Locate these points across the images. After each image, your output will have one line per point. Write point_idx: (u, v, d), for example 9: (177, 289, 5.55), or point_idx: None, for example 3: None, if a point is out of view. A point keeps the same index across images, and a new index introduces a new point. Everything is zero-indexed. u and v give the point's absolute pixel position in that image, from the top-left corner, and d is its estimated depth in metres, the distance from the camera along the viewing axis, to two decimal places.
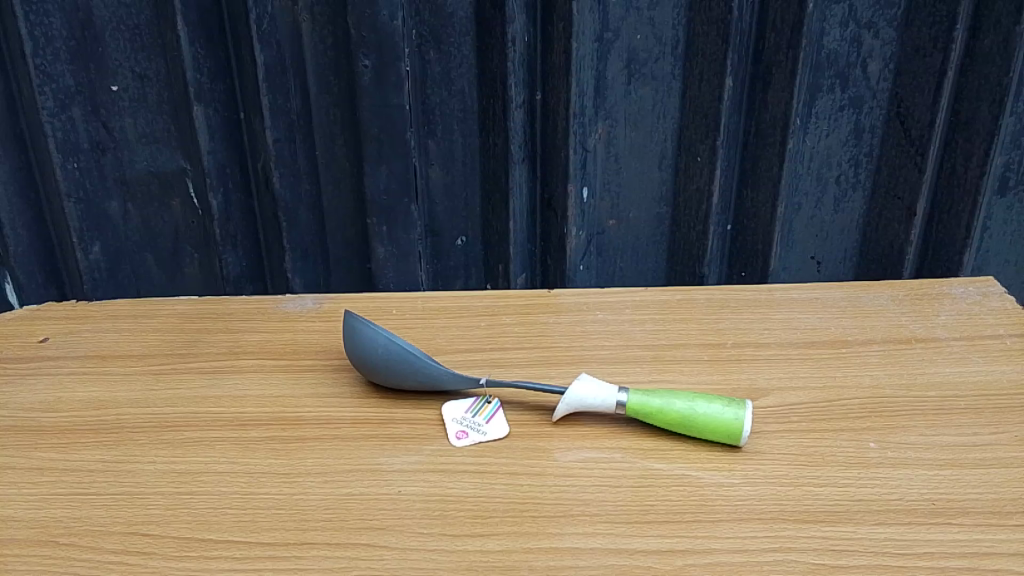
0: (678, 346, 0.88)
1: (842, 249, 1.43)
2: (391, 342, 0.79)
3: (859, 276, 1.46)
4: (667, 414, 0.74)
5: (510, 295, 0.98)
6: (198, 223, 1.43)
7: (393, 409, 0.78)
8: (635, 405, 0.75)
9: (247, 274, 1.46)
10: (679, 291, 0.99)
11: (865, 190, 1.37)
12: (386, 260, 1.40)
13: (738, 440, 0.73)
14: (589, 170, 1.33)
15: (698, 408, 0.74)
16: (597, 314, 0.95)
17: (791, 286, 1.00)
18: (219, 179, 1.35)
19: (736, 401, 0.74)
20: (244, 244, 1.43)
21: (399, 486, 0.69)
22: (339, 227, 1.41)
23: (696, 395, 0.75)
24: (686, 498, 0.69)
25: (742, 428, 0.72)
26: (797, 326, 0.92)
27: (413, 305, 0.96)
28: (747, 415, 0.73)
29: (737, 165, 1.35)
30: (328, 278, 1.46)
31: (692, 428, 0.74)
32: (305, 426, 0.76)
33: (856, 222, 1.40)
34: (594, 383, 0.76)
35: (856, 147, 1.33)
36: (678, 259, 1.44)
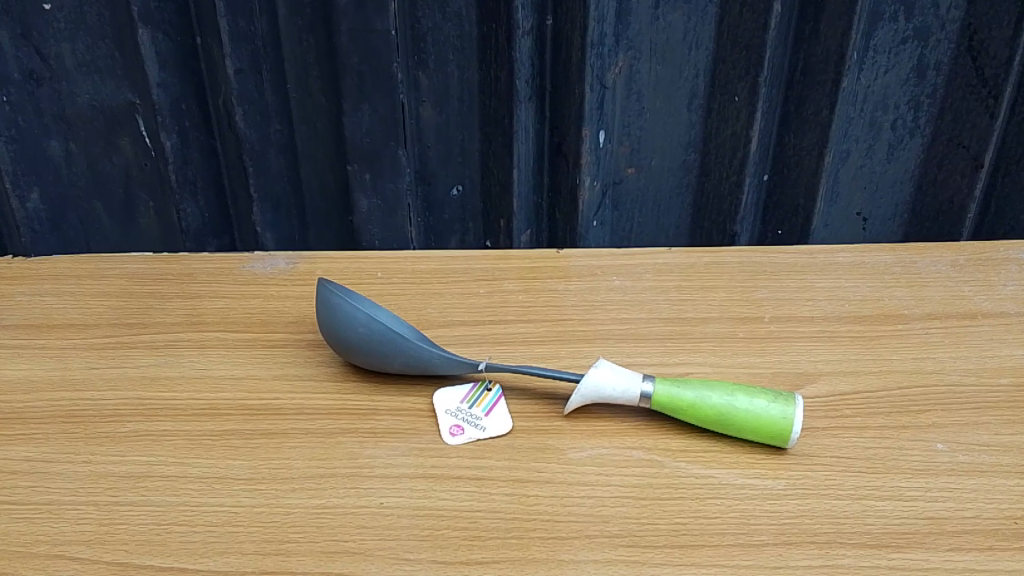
0: (709, 321, 0.76)
1: (892, 205, 1.31)
2: (371, 320, 0.66)
3: (909, 236, 1.34)
4: (702, 409, 0.62)
5: (512, 256, 0.85)
6: (151, 167, 1.29)
7: (375, 397, 0.66)
8: (663, 399, 0.63)
9: (210, 226, 1.34)
10: (707, 252, 0.86)
11: (922, 138, 1.23)
12: (372, 212, 1.27)
13: (786, 442, 0.61)
14: (606, 111, 1.18)
15: (738, 403, 0.62)
16: (613, 278, 0.82)
17: (834, 248, 0.88)
18: (173, 116, 1.21)
19: (783, 394, 0.63)
20: (205, 192, 1.30)
21: (379, 497, 0.58)
22: (319, 177, 1.27)
23: (735, 387, 0.63)
24: (722, 515, 0.57)
25: (793, 426, 0.61)
26: (845, 296, 0.80)
27: (400, 266, 0.83)
28: (798, 412, 0.61)
29: (778, 107, 1.21)
30: (302, 233, 1.34)
31: (731, 427, 0.62)
32: (270, 418, 0.64)
33: (908, 174, 1.27)
34: (613, 371, 0.64)
35: (917, 87, 1.18)
36: (707, 213, 1.31)
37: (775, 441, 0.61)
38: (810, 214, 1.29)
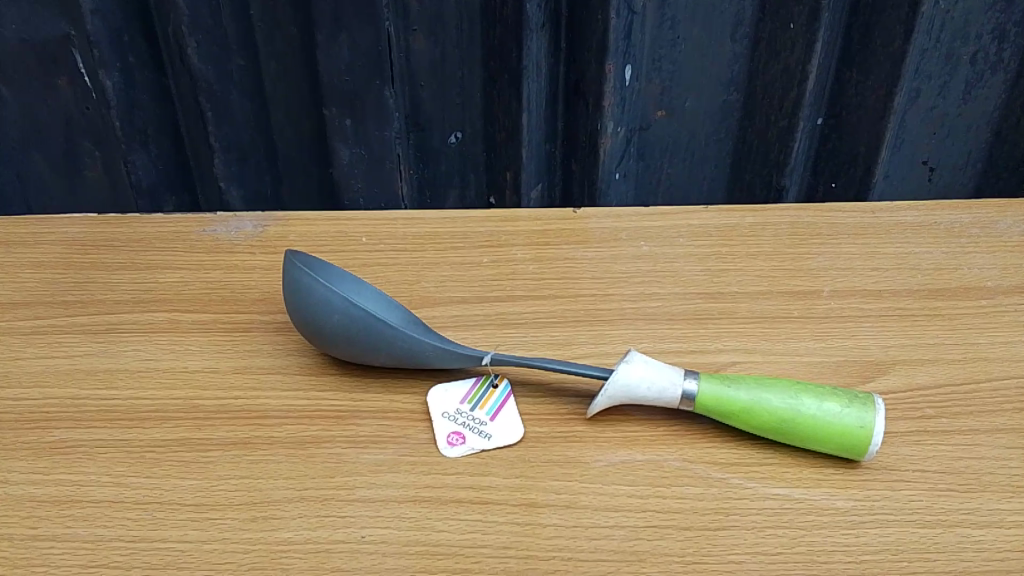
0: (756, 296, 0.64)
1: (966, 152, 1.00)
2: (348, 304, 0.53)
3: (982, 188, 1.03)
4: (757, 415, 0.50)
5: (520, 218, 0.72)
6: (92, 111, 1.02)
7: (356, 395, 0.55)
8: (711, 401, 0.51)
9: (165, 181, 1.06)
10: (750, 210, 0.73)
11: (1007, 73, 0.93)
12: (354, 171, 1.02)
13: (864, 455, 0.49)
14: (634, 40, 0.91)
15: (804, 408, 0.50)
16: (640, 243, 0.69)
17: (899, 206, 0.74)
18: (113, 50, 0.92)
19: (859, 394, 0.51)
20: (158, 144, 1.02)
21: (360, 528, 0.47)
22: (291, 119, 1.01)
23: (800, 387, 0.51)
24: (784, 550, 0.47)
25: (872, 436, 0.49)
26: (916, 265, 0.67)
27: (388, 228, 0.70)
28: (878, 417, 0.49)
29: (841, 31, 0.91)
30: (274, 190, 1.08)
31: (794, 437, 0.50)
32: (229, 422, 0.53)
33: (983, 118, 0.97)
34: (649, 366, 0.52)
35: (1004, 13, 0.88)
36: (749, 162, 1.02)
37: (849, 454, 0.50)
38: (872, 163, 0.97)
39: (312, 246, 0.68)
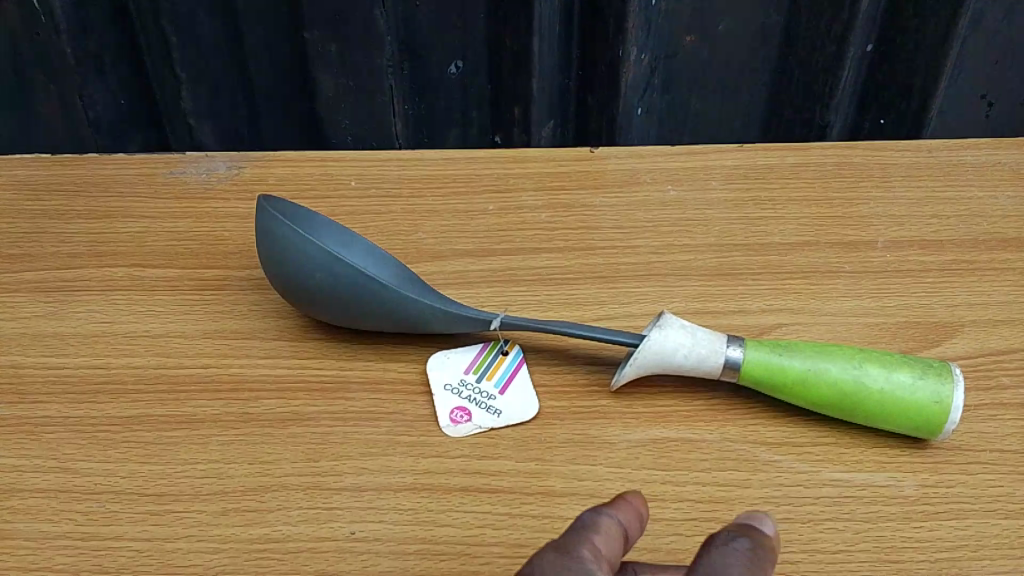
0: (801, 247, 0.56)
1: None
2: (332, 260, 0.46)
3: None
4: (813, 387, 0.43)
5: (530, 157, 0.64)
6: (40, 36, 0.80)
7: (344, 363, 0.47)
8: (759, 371, 0.44)
9: (128, 114, 0.87)
10: (791, 148, 0.64)
11: None
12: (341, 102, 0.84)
13: (938, 434, 0.42)
14: None
15: (868, 381, 0.43)
16: (667, 187, 0.61)
17: (957, 142, 0.65)
18: None
19: (933, 363, 0.43)
20: (117, 71, 0.83)
21: (349, 523, 0.40)
22: (270, 43, 0.81)
23: (863, 355, 0.44)
24: (847, 547, 0.40)
25: (949, 412, 0.42)
26: (981, 212, 0.59)
27: (380, 170, 0.62)
28: (957, 390, 0.42)
29: None
30: (252, 126, 0.88)
31: (855, 413, 0.43)
32: (197, 395, 0.45)
33: None
34: (686, 331, 0.45)
35: None
36: (789, 95, 0.83)
37: (920, 433, 0.43)
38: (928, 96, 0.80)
39: (295, 191, 0.60)
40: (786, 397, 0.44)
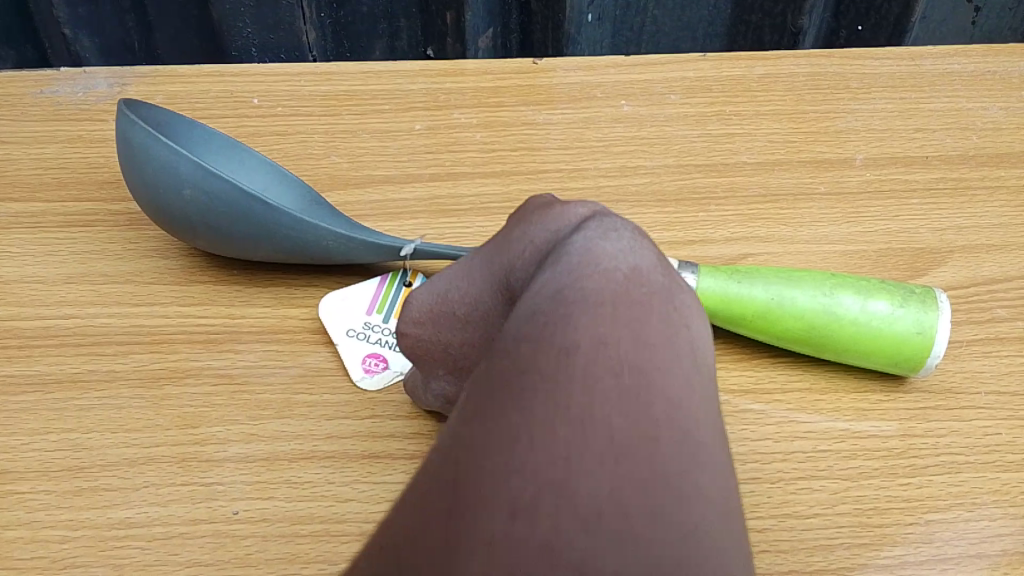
0: (770, 167, 0.49)
1: None
2: (204, 176, 0.38)
3: None
4: (777, 320, 0.37)
5: (465, 71, 0.55)
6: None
7: (235, 310, 0.40)
8: (715, 301, 0.38)
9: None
10: (760, 58, 0.57)
11: None
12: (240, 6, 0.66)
13: (920, 370, 0.36)
14: None
15: (839, 310, 0.37)
16: (620, 102, 0.54)
17: (943, 49, 0.58)
18: None
19: (916, 289, 0.37)
20: None
21: (232, 500, 0.33)
22: None
23: (834, 279, 0.38)
24: (824, 511, 0.34)
25: (932, 343, 0.36)
26: (971, 124, 0.52)
27: (289, 86, 0.54)
28: (942, 318, 0.36)
29: None
30: (145, 40, 0.72)
31: (823, 347, 0.37)
32: (55, 351, 0.38)
33: None
34: None
35: None
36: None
37: (898, 369, 0.37)
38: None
39: (188, 110, 0.51)
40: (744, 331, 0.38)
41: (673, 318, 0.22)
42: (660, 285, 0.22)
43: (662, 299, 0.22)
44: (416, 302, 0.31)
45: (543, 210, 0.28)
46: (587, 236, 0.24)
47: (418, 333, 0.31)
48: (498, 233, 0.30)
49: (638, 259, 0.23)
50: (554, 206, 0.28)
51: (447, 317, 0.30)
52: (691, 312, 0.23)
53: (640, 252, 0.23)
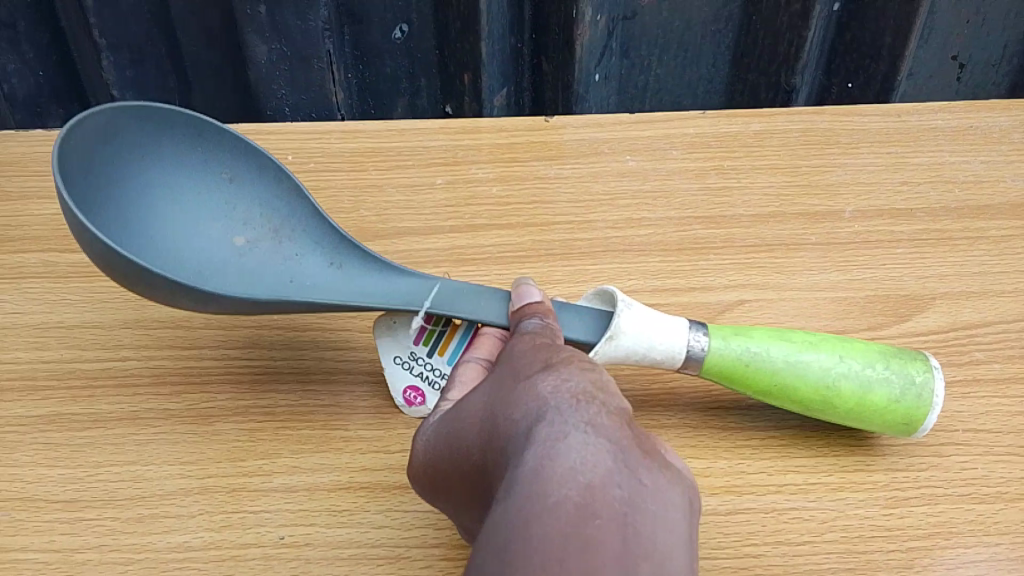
0: (765, 219, 0.53)
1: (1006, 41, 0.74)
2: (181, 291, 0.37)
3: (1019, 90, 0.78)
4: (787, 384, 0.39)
5: (482, 129, 0.60)
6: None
7: (276, 353, 0.44)
8: (727, 361, 0.39)
9: (49, 88, 0.75)
10: (756, 115, 0.61)
11: None
12: (276, 73, 0.71)
13: (930, 409, 0.38)
14: None
15: (844, 379, 0.39)
16: (626, 158, 0.58)
17: (928, 106, 0.63)
18: None
19: (914, 358, 0.39)
20: (35, 39, 0.71)
21: (277, 527, 0.36)
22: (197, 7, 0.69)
23: (840, 346, 0.40)
24: (813, 538, 0.37)
25: (932, 378, 0.39)
26: (953, 178, 0.56)
27: (320, 143, 0.58)
28: (937, 392, 0.39)
29: None
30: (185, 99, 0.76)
31: (837, 390, 0.39)
32: (114, 392, 0.42)
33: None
34: (651, 316, 0.39)
35: None
36: (751, 59, 0.76)
37: (911, 413, 0.39)
38: (897, 59, 0.72)
39: None
40: (758, 380, 0.39)
41: (627, 539, 0.23)
42: (613, 503, 0.24)
43: (615, 520, 0.24)
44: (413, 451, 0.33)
45: (512, 388, 0.30)
46: (543, 456, 0.25)
47: (411, 469, 0.33)
48: (472, 400, 0.31)
49: (591, 480, 0.25)
50: (522, 385, 0.29)
51: (438, 485, 0.32)
52: (646, 526, 0.24)
53: (591, 470, 0.25)
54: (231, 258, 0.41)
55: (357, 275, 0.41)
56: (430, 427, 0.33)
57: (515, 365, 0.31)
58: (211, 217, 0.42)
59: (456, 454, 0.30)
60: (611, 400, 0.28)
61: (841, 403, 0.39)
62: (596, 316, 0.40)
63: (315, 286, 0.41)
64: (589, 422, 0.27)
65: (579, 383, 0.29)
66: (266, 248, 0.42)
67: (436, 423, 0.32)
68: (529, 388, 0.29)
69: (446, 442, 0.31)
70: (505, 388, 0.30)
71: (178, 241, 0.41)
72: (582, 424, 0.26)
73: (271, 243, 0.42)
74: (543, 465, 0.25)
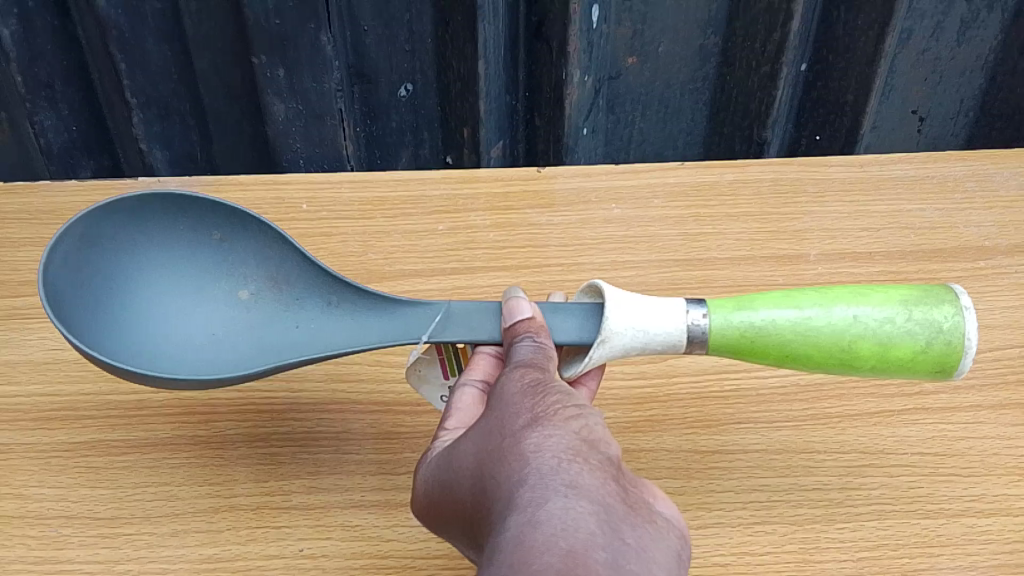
0: (738, 262, 0.58)
1: (961, 97, 0.80)
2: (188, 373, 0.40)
3: (976, 141, 0.84)
4: (811, 340, 0.41)
5: (479, 178, 0.65)
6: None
7: (294, 385, 0.48)
8: (746, 329, 0.41)
9: (81, 141, 0.80)
10: (731, 166, 0.67)
11: (1005, 11, 0.74)
12: (291, 128, 0.76)
13: (963, 343, 0.40)
14: None
15: (868, 325, 0.40)
16: (611, 206, 0.63)
17: (888, 158, 0.68)
18: None
19: (937, 294, 0.41)
20: (70, 98, 0.76)
21: (298, 540, 0.41)
22: (219, 68, 0.74)
23: (860, 295, 0.42)
24: (775, 549, 0.42)
25: (961, 310, 0.40)
26: (910, 224, 0.62)
27: (331, 192, 0.63)
28: (965, 319, 0.40)
29: None
30: (207, 150, 0.81)
31: (867, 338, 0.40)
32: (149, 420, 0.46)
33: (978, 63, 0.77)
34: (637, 308, 0.41)
35: None
36: (727, 114, 0.82)
37: (944, 351, 0.40)
38: (860, 114, 0.78)
39: None
40: (786, 339, 0.41)
41: None
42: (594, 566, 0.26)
43: None
44: (419, 494, 0.35)
45: (502, 444, 0.32)
46: (526, 522, 0.27)
47: (418, 507, 0.35)
48: (468, 449, 0.33)
49: (572, 544, 0.26)
50: (511, 441, 0.31)
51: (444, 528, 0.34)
52: None
53: (572, 534, 0.27)
54: (240, 314, 0.44)
55: (355, 311, 0.43)
56: (432, 470, 0.35)
57: (507, 414, 0.33)
58: (211, 283, 0.44)
59: (458, 502, 0.33)
60: (597, 455, 0.30)
61: (873, 351, 0.40)
62: (589, 315, 0.41)
63: (319, 330, 0.43)
64: (571, 487, 0.29)
65: (563, 440, 0.31)
66: (269, 298, 0.45)
67: (436, 466, 0.35)
68: (517, 445, 0.31)
69: (448, 489, 0.33)
70: (495, 443, 0.32)
71: (188, 315, 0.44)
72: (564, 490, 0.28)
73: (271, 292, 0.45)
74: (526, 531, 0.27)
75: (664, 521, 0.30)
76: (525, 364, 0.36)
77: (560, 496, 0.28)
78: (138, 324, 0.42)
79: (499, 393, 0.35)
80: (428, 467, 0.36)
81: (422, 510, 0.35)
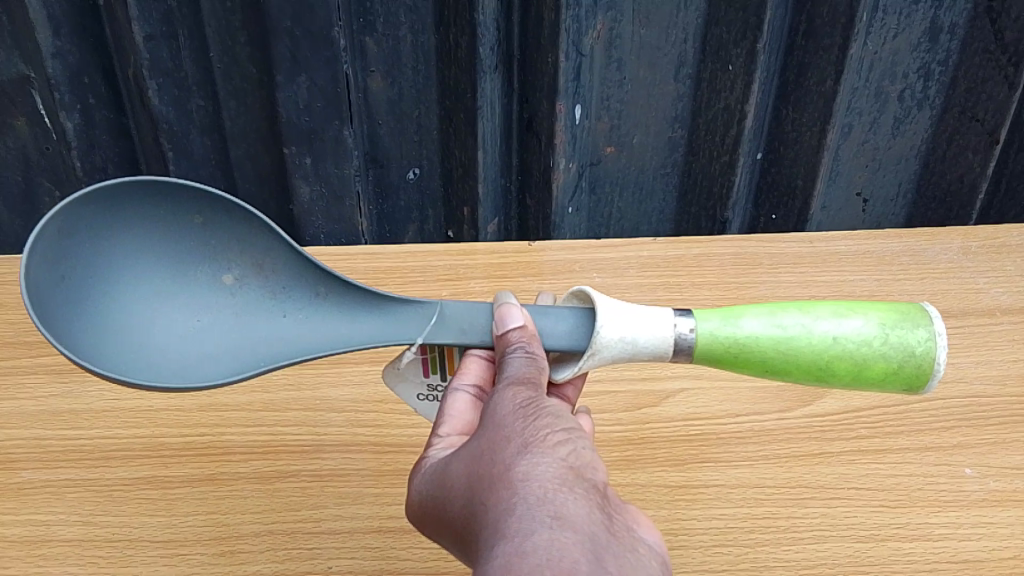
0: None
1: (898, 181, 0.91)
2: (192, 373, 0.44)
3: (915, 219, 0.95)
4: (792, 356, 0.46)
5: (477, 251, 0.74)
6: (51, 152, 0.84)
7: (319, 429, 0.56)
8: (731, 344, 0.47)
9: None
10: (697, 241, 0.77)
11: (933, 108, 0.85)
12: (314, 207, 0.85)
13: (934, 366, 0.45)
14: (583, 83, 0.79)
15: (847, 345, 0.46)
16: (593, 275, 0.72)
17: (834, 235, 0.78)
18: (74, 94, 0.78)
19: (915, 319, 0.46)
20: None
21: (328, 559, 0.48)
22: (251, 157, 0.84)
23: (843, 315, 0.47)
24: (730, 567, 0.50)
25: (934, 335, 0.45)
26: (851, 292, 0.71)
27: (348, 264, 0.72)
28: (937, 343, 0.45)
29: (775, 73, 0.84)
30: None
31: (844, 358, 0.46)
32: (196, 459, 0.54)
33: (912, 152, 0.89)
34: (626, 317, 0.46)
35: (929, 53, 0.81)
36: (695, 197, 0.92)
37: (915, 372, 0.45)
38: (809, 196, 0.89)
39: None
40: (769, 354, 0.47)
41: None
42: None
43: None
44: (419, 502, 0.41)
45: (497, 471, 0.37)
46: (514, 548, 0.33)
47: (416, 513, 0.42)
48: (466, 468, 0.39)
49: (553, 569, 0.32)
50: (505, 469, 0.37)
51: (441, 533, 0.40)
52: None
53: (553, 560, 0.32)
54: (228, 298, 0.48)
55: (342, 305, 0.48)
56: (433, 483, 0.41)
57: (501, 441, 0.38)
58: (200, 270, 0.48)
59: (456, 514, 0.38)
60: (582, 485, 0.36)
61: (848, 368, 0.46)
62: (582, 323, 0.47)
63: (308, 321, 0.48)
64: (556, 517, 0.34)
65: (550, 470, 0.36)
66: (255, 285, 0.48)
67: (438, 480, 0.41)
68: (510, 473, 0.36)
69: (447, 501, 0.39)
70: (491, 469, 0.37)
71: (179, 298, 0.47)
72: (549, 520, 0.34)
73: (256, 279, 0.48)
74: (514, 557, 0.32)
75: (643, 548, 0.36)
76: (517, 383, 0.42)
77: (546, 526, 0.34)
78: (134, 307, 0.46)
79: (494, 416, 0.40)
80: (428, 480, 0.42)
81: (423, 514, 0.41)
